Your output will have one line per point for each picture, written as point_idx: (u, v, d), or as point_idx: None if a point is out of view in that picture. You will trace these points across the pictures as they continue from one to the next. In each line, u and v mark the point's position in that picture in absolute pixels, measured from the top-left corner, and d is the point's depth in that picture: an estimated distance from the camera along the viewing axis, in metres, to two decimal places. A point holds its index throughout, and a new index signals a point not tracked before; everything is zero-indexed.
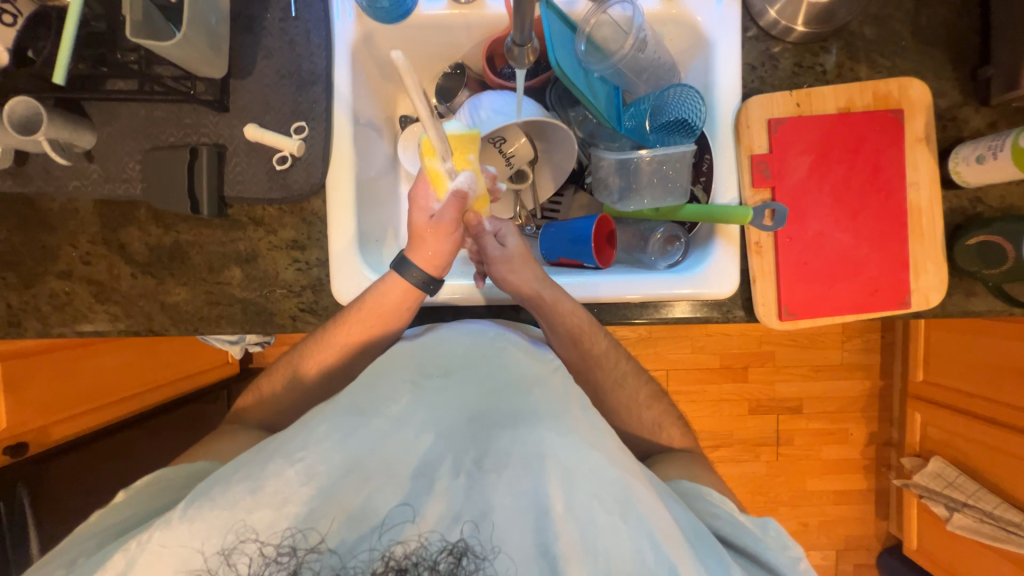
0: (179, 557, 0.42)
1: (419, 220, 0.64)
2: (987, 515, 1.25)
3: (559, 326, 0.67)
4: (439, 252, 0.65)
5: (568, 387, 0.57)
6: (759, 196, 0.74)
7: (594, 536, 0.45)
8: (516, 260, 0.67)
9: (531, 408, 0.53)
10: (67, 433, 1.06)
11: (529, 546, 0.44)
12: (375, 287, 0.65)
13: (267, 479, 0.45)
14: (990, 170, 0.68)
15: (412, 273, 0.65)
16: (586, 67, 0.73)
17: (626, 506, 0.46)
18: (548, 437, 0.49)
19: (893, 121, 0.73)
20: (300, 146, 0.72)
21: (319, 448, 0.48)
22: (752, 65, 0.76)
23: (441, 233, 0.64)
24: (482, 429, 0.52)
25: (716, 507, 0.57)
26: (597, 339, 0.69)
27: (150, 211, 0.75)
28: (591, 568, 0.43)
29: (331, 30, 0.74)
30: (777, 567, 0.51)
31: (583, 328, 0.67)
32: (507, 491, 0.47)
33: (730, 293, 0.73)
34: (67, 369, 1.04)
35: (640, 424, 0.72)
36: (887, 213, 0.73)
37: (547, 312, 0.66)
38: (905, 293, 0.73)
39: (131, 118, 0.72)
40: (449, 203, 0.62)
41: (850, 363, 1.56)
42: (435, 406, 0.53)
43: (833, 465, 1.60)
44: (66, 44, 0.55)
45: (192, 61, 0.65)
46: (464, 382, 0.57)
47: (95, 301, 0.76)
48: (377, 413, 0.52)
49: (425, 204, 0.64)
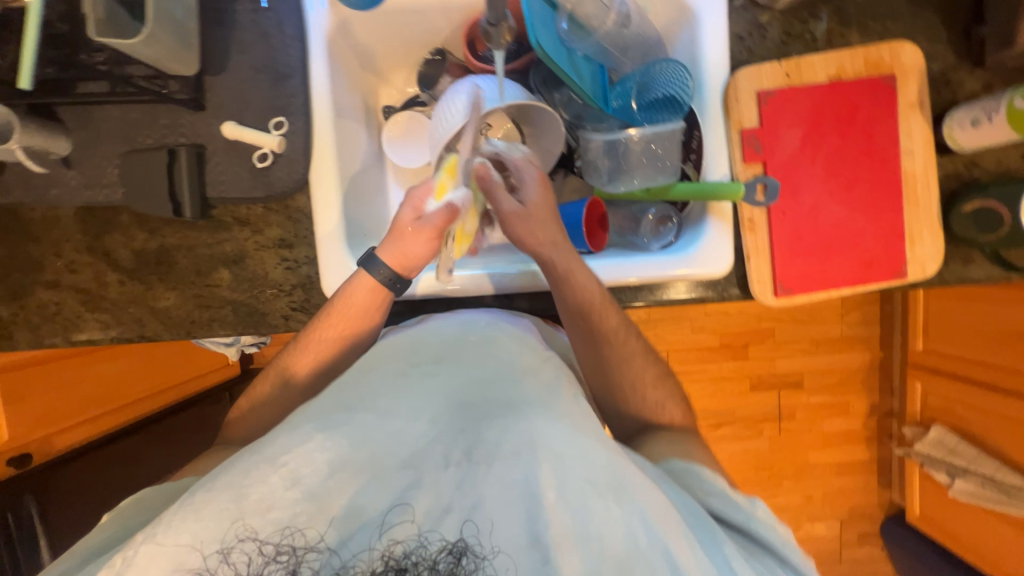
0: (178, 554, 0.42)
1: (404, 215, 0.65)
2: (988, 479, 1.25)
3: (570, 297, 0.65)
4: (415, 254, 0.66)
5: (563, 375, 0.58)
6: (751, 170, 0.73)
7: (586, 520, 0.44)
8: (534, 216, 0.67)
9: (522, 397, 0.52)
10: (70, 441, 1.06)
11: (520, 535, 0.44)
12: (342, 290, 0.66)
13: (252, 484, 0.44)
14: (984, 134, 0.67)
15: (380, 271, 0.66)
16: (570, 46, 0.71)
17: (618, 490, 0.45)
18: (539, 424, 0.49)
19: (884, 88, 0.71)
20: (280, 142, 0.71)
21: (304, 450, 0.47)
22: (740, 36, 0.74)
23: (422, 238, 0.64)
24: (471, 421, 0.51)
25: (709, 485, 0.55)
26: (607, 314, 0.66)
27: (133, 216, 0.74)
28: (582, 555, 0.43)
29: (304, 21, 0.72)
30: (766, 539, 0.51)
31: (594, 303, 0.66)
32: (498, 481, 0.46)
33: (725, 272, 0.72)
34: (62, 380, 1.03)
35: (646, 417, 0.69)
36: (881, 183, 0.72)
37: (559, 282, 0.66)
38: (900, 265, 0.72)
39: (106, 121, 0.70)
40: (438, 213, 0.62)
41: (849, 336, 1.56)
42: (421, 399, 0.53)
43: (835, 437, 1.61)
44: (28, 52, 0.54)
45: (161, 58, 0.64)
46: (453, 374, 0.56)
47: (85, 309, 0.75)
48: (365, 407, 0.51)
49: (418, 204, 0.65)
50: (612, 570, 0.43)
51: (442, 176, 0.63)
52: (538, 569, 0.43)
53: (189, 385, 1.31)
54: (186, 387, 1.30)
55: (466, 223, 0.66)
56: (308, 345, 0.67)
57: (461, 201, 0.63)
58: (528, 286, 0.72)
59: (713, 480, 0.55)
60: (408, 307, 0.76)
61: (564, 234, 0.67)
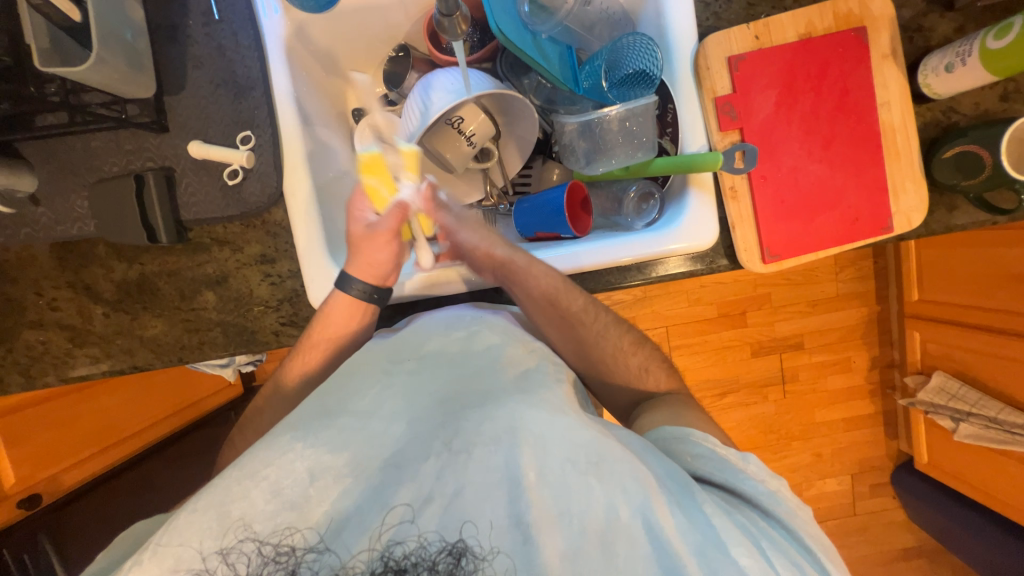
0: (181, 557, 0.41)
1: (356, 229, 0.69)
2: (992, 421, 1.27)
3: (531, 289, 0.66)
4: (379, 259, 0.68)
5: (550, 364, 0.59)
6: (729, 139, 0.72)
7: (566, 498, 0.45)
8: (476, 230, 0.72)
9: (503, 386, 0.53)
10: (77, 478, 1.07)
11: (502, 518, 0.44)
12: (321, 312, 0.67)
13: (232, 502, 0.43)
14: (959, 79, 0.66)
15: (356, 287, 0.66)
16: (533, 29, 0.70)
17: (599, 465, 0.46)
18: (517, 408, 0.50)
19: (856, 41, 0.70)
20: (249, 157, 0.69)
21: (284, 462, 0.46)
22: (705, 2, 0.73)
23: (379, 240, 0.68)
24: (451, 414, 0.51)
25: (698, 446, 0.55)
26: (573, 296, 0.66)
27: (109, 246, 0.72)
28: (563, 532, 0.44)
29: (259, 28, 0.70)
30: (751, 497, 0.51)
31: (555, 289, 0.65)
32: (478, 467, 0.46)
33: (711, 242, 0.71)
34: (65, 415, 1.04)
35: (633, 376, 0.71)
36: (858, 138, 0.71)
37: (518, 275, 0.67)
38: (886, 218, 0.72)
39: (69, 152, 0.69)
40: (391, 211, 0.70)
41: (845, 293, 1.56)
42: (402, 398, 0.53)
43: (839, 394, 1.63)
44: None
45: (115, 83, 0.62)
46: (436, 371, 0.57)
47: (73, 346, 0.74)
48: (343, 412, 0.51)
49: (363, 216, 0.70)
50: (594, 544, 0.43)
51: (369, 180, 0.70)
52: (519, 549, 0.43)
53: (192, 409, 1.29)
54: (190, 412, 1.28)
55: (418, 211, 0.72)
56: (302, 360, 0.67)
57: (407, 192, 0.72)
58: None
59: (701, 441, 0.56)
60: (397, 310, 0.75)
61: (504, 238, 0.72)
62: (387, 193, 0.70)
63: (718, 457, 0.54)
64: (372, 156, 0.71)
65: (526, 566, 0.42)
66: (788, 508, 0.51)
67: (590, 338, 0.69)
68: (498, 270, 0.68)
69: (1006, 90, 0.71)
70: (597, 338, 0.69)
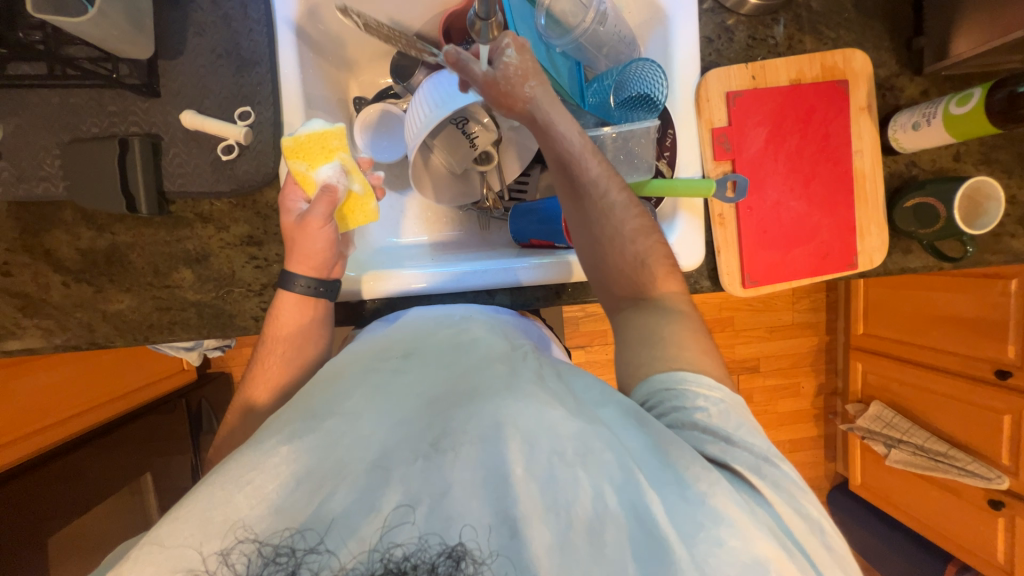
0: (177, 557, 0.39)
1: (289, 221, 0.64)
2: (919, 449, 1.41)
3: (552, 145, 0.64)
4: (315, 251, 0.63)
5: (533, 360, 0.56)
6: (721, 168, 0.77)
7: (555, 491, 0.43)
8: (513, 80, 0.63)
9: (490, 384, 0.50)
10: (13, 458, 0.95)
11: (489, 517, 0.42)
12: (270, 316, 0.64)
13: (216, 508, 0.41)
14: (924, 137, 0.74)
15: (299, 283, 0.63)
16: (547, 40, 0.73)
17: (585, 457, 0.45)
18: (504, 404, 0.47)
19: (839, 92, 0.77)
20: (247, 134, 0.66)
21: (269, 466, 0.43)
22: (709, 38, 0.78)
23: (311, 230, 0.62)
24: (441, 412, 0.48)
25: (699, 399, 0.51)
26: (589, 162, 0.63)
27: (77, 211, 0.67)
28: (554, 528, 0.42)
29: (270, 3, 0.68)
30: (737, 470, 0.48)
31: (576, 153, 0.63)
32: (466, 465, 0.44)
33: (696, 265, 0.76)
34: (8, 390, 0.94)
35: None
36: (836, 180, 0.78)
37: (550, 135, 0.63)
38: (853, 255, 0.78)
39: (42, 107, 0.64)
40: (318, 196, 0.62)
41: (800, 322, 1.66)
42: (389, 400, 0.50)
43: (789, 417, 1.73)
44: (305, 166, 0.65)
45: (111, 39, 0.59)
46: (423, 367, 0.55)
47: (23, 315, 0.68)
48: (330, 414, 0.48)
49: (296, 206, 0.65)
50: (582, 535, 0.42)
51: (295, 166, 0.64)
52: (510, 546, 0.41)
53: (124, 400, 1.19)
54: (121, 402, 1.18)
55: (352, 189, 0.67)
56: (270, 355, 0.62)
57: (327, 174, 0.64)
58: (537, 281, 0.73)
59: (711, 392, 0.52)
60: (385, 304, 0.74)
61: (546, 87, 0.65)
62: (312, 178, 0.65)
63: (725, 409, 0.51)
64: (295, 139, 0.65)
65: (516, 562, 0.40)
66: (786, 471, 0.49)
67: (595, 218, 0.63)
68: (535, 128, 0.65)
69: (958, 151, 0.79)
70: (605, 214, 0.63)
